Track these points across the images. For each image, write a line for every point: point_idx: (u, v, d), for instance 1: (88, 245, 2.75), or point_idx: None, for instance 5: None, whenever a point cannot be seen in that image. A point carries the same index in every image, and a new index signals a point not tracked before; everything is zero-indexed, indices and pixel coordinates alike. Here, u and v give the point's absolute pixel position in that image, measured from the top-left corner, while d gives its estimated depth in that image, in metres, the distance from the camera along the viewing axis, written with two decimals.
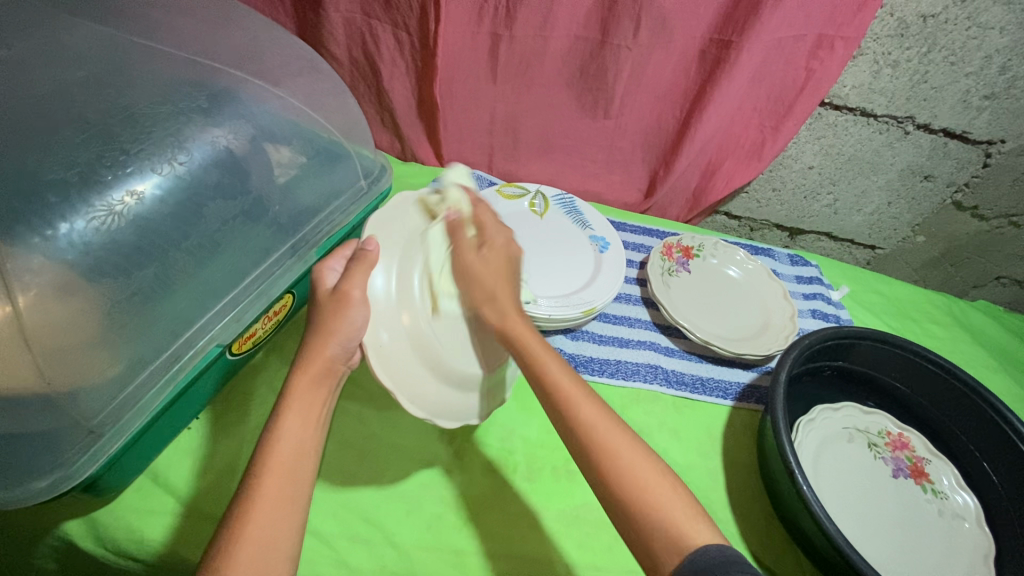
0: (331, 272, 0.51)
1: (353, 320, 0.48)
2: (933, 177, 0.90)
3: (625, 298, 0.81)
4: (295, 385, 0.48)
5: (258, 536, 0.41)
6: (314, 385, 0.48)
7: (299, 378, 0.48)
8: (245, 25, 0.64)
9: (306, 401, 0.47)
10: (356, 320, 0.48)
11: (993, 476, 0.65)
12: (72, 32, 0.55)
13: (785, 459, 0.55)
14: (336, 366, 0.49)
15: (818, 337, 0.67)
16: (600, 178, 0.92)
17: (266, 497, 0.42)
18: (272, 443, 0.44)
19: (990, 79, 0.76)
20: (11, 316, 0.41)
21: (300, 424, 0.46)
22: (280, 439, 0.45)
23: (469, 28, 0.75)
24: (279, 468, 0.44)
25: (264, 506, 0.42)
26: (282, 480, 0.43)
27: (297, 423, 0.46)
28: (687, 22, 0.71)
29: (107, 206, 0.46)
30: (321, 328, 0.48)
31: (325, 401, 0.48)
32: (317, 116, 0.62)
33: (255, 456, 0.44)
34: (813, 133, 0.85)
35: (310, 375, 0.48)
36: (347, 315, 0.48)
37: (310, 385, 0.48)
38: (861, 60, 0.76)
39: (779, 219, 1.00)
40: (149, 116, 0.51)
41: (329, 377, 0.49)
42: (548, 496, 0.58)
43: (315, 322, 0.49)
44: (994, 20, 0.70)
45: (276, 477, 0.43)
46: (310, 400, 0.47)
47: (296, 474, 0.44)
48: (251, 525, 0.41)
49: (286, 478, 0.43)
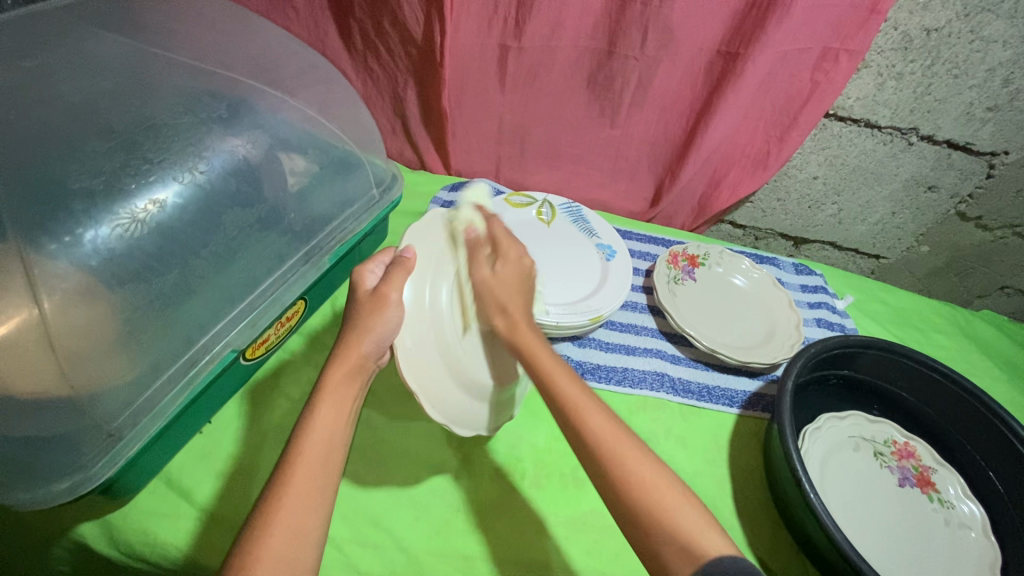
0: (369, 275, 0.53)
1: (387, 320, 0.50)
2: (937, 187, 0.90)
3: (632, 306, 0.82)
4: (327, 381, 0.48)
5: (286, 529, 0.41)
6: (346, 381, 0.49)
7: (332, 372, 0.49)
8: (261, 36, 0.65)
9: (339, 397, 0.48)
10: (389, 323, 0.50)
11: (999, 485, 0.65)
12: (95, 44, 0.56)
13: (791, 464, 0.56)
14: (368, 363, 0.51)
15: (824, 346, 0.67)
16: (606, 187, 0.93)
17: (295, 493, 0.42)
18: (304, 437, 0.45)
19: (993, 91, 0.77)
20: (35, 319, 0.42)
21: (330, 419, 0.47)
22: (311, 432, 0.45)
23: (479, 39, 0.76)
24: (310, 460, 0.44)
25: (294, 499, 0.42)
26: (311, 472, 0.43)
27: (326, 421, 0.46)
28: (694, 34, 0.72)
29: (130, 213, 0.48)
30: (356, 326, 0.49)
31: (354, 399, 0.49)
32: (331, 126, 0.64)
33: (286, 451, 0.45)
34: (818, 144, 0.86)
35: (343, 371, 0.49)
36: (382, 313, 0.50)
37: (342, 381, 0.49)
38: (865, 72, 0.77)
39: (784, 228, 1.00)
40: (169, 126, 0.53)
41: (360, 374, 0.50)
42: (555, 502, 0.58)
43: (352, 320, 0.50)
44: (997, 33, 0.72)
45: (296, 475, 0.43)
46: (341, 399, 0.48)
47: (316, 478, 0.43)
48: (281, 515, 0.41)
49: (315, 470, 0.44)
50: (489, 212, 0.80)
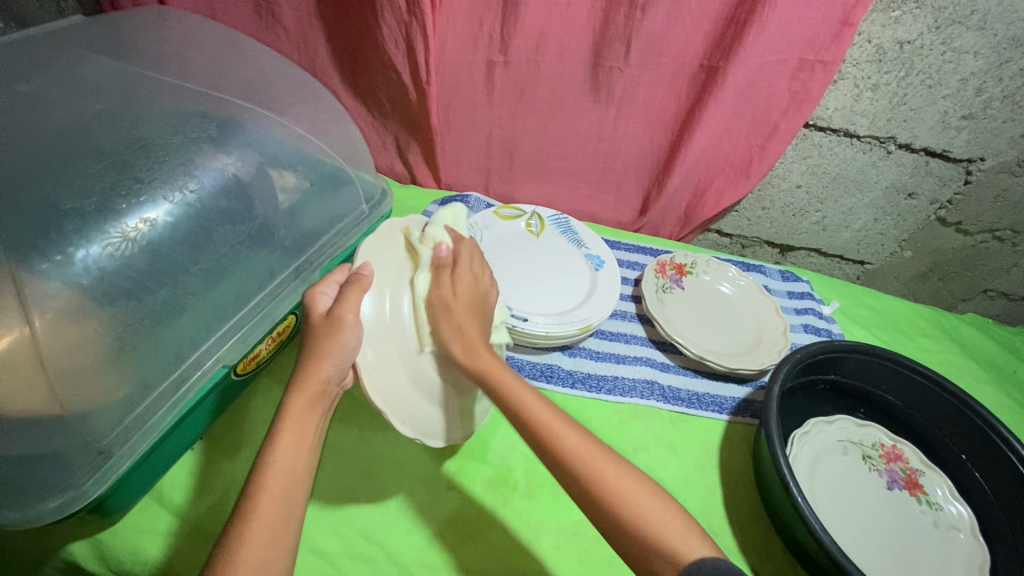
0: (323, 296, 0.52)
1: (346, 343, 0.49)
2: (917, 194, 0.92)
3: (621, 315, 0.83)
4: (288, 410, 0.49)
5: (257, 554, 0.41)
6: (307, 409, 0.49)
7: (293, 398, 0.49)
8: (252, 57, 0.67)
9: (301, 422, 0.48)
10: (349, 344, 0.49)
11: (986, 486, 0.66)
12: (88, 67, 0.57)
13: (779, 471, 0.57)
14: (330, 388, 0.50)
15: (809, 351, 0.68)
16: (594, 198, 0.95)
17: (269, 516, 0.43)
18: (267, 463, 0.46)
19: (966, 100, 0.79)
20: (26, 338, 0.42)
21: (292, 444, 0.47)
22: (273, 460, 0.46)
23: (467, 57, 0.78)
24: (277, 484, 0.45)
25: (265, 521, 0.43)
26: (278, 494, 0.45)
27: (288, 445, 0.47)
28: (675, 47, 0.74)
29: (120, 232, 0.48)
30: (313, 352, 0.49)
31: (317, 423, 0.49)
32: (320, 142, 0.65)
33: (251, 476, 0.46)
34: (799, 154, 0.88)
35: (304, 398, 0.49)
36: (337, 338, 0.49)
37: (303, 409, 0.49)
38: (842, 83, 0.79)
39: (770, 236, 1.02)
40: (161, 146, 0.54)
41: (321, 400, 0.50)
42: (546, 510, 0.58)
43: (310, 346, 0.49)
44: (967, 45, 0.74)
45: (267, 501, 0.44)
46: (304, 424, 0.48)
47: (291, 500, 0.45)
48: (250, 543, 0.42)
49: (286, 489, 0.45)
50: (478, 224, 0.81)
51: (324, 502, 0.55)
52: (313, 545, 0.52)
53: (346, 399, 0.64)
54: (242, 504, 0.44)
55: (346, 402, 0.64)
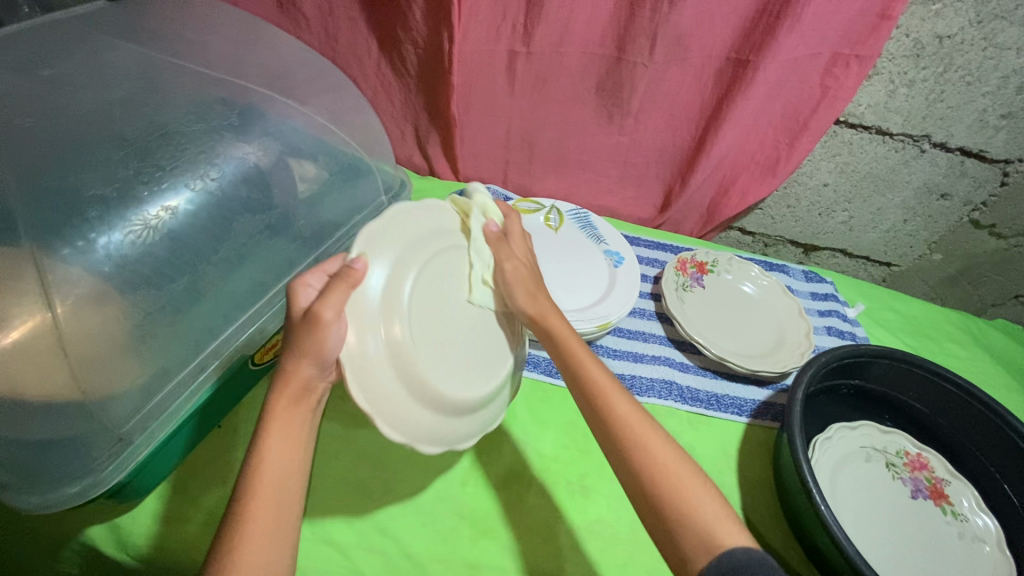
0: (307, 289, 0.46)
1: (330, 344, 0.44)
2: (949, 195, 0.89)
3: (639, 313, 0.81)
4: (272, 407, 0.46)
5: (249, 561, 0.41)
6: (293, 408, 0.47)
7: (275, 398, 0.46)
8: (273, 45, 0.66)
9: (287, 423, 0.46)
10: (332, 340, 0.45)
11: (1013, 498, 0.64)
12: (112, 52, 0.57)
13: (802, 476, 0.55)
14: (312, 384, 0.47)
15: (835, 355, 0.66)
16: (614, 193, 0.93)
17: (259, 520, 0.42)
18: (258, 462, 0.44)
19: (1007, 99, 0.76)
20: (49, 323, 0.42)
21: (279, 446, 0.45)
22: (264, 458, 0.45)
23: (488, 47, 0.76)
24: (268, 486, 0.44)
25: (256, 525, 0.42)
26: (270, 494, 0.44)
27: (277, 446, 0.45)
28: (702, 41, 0.72)
29: (143, 220, 0.48)
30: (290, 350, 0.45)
31: (305, 422, 0.47)
32: (340, 132, 0.64)
33: (241, 480, 0.44)
34: (828, 151, 0.86)
35: (287, 397, 0.47)
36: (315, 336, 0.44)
37: (288, 408, 0.46)
38: (877, 79, 0.77)
39: (794, 235, 1.00)
40: (183, 134, 0.53)
41: (306, 397, 0.48)
42: (562, 511, 0.58)
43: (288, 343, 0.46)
44: (1010, 41, 0.71)
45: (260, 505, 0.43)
46: (288, 427, 0.46)
47: (281, 499, 0.44)
48: (241, 548, 0.41)
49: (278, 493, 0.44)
50: None
51: (338, 493, 0.55)
52: (326, 536, 0.52)
53: None
54: (234, 508, 0.43)
55: None
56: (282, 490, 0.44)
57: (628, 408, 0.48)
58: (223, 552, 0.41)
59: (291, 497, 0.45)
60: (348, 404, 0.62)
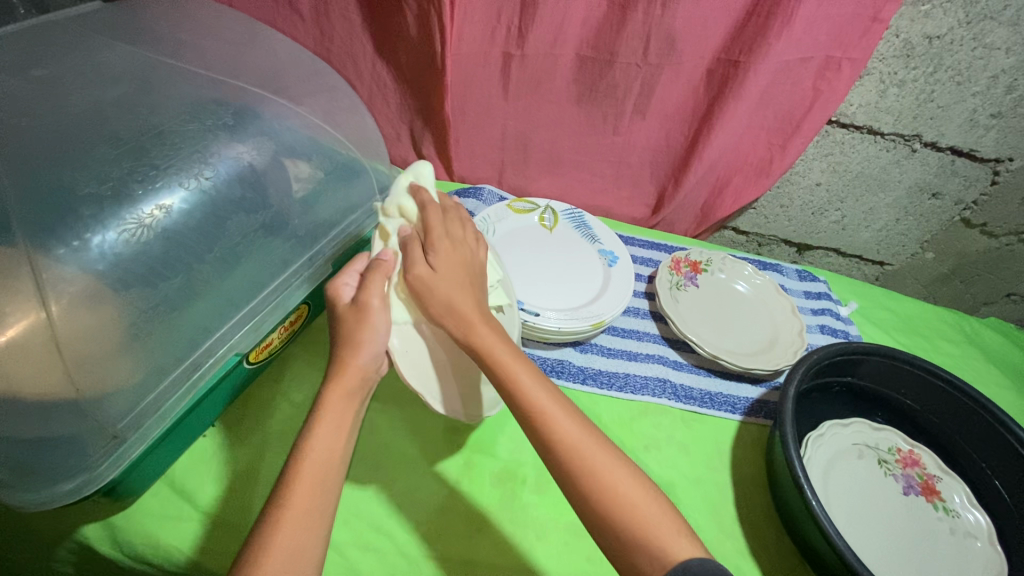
0: (344, 288, 0.53)
1: (375, 326, 0.51)
2: (941, 194, 0.90)
3: (634, 312, 0.82)
4: (326, 398, 0.48)
5: (290, 545, 0.41)
6: (346, 400, 0.49)
7: (331, 387, 0.49)
8: (267, 45, 0.66)
9: (338, 413, 0.48)
10: (377, 326, 0.51)
11: (1005, 494, 0.65)
12: (107, 53, 0.57)
13: (794, 474, 0.56)
14: (369, 378, 0.51)
15: (827, 352, 0.67)
16: (609, 193, 0.94)
17: (294, 502, 0.43)
18: (305, 449, 0.46)
19: (997, 98, 0.77)
20: (44, 321, 0.42)
21: (328, 433, 0.47)
22: (310, 446, 0.46)
23: (482, 48, 0.77)
24: (309, 472, 0.45)
25: (296, 510, 0.43)
26: (313, 481, 0.44)
27: (326, 433, 0.47)
28: (694, 41, 0.72)
29: (137, 218, 0.48)
30: (349, 339, 0.50)
31: (356, 413, 0.49)
32: (335, 132, 0.64)
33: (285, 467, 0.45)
34: (820, 151, 0.86)
35: (343, 388, 0.49)
36: (366, 321, 0.50)
37: (342, 398, 0.49)
38: (868, 79, 0.77)
39: (787, 235, 1.00)
40: (177, 134, 0.54)
41: (361, 390, 0.50)
42: (556, 508, 0.58)
43: (342, 335, 0.50)
44: (999, 41, 0.72)
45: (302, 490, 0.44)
46: (341, 415, 0.48)
47: (320, 487, 0.44)
48: (283, 531, 0.42)
49: (316, 481, 0.44)
50: (492, 217, 0.81)
51: None
52: None
53: None
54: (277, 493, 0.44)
55: None
56: (324, 476, 0.45)
57: (577, 431, 0.47)
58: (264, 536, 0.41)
59: (331, 484, 0.45)
60: None
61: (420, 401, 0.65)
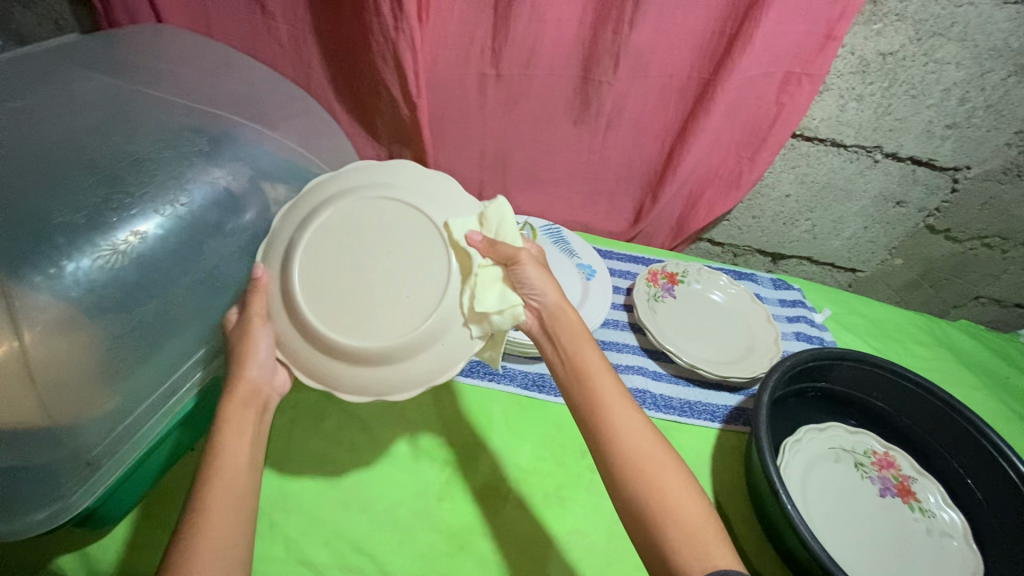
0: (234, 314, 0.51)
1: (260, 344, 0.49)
2: (905, 203, 0.93)
3: (613, 324, 0.83)
4: (223, 412, 0.47)
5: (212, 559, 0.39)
6: (243, 410, 0.48)
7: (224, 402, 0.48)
8: (245, 72, 0.68)
9: (237, 423, 0.47)
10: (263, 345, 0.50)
11: (978, 494, 0.66)
12: (83, 84, 0.58)
13: (769, 478, 0.57)
14: (264, 388, 0.50)
15: (799, 358, 0.68)
16: (586, 209, 0.96)
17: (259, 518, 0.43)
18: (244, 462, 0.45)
19: (950, 110, 0.81)
20: (16, 352, 0.42)
21: (233, 439, 0.46)
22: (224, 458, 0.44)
23: (458, 71, 0.79)
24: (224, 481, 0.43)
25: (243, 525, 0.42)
26: (229, 489, 0.43)
27: (233, 441, 0.46)
28: (662, 60, 0.75)
29: (112, 245, 0.49)
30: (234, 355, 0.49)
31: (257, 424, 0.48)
32: (312, 156, 0.66)
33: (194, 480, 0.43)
34: (788, 163, 0.89)
35: (238, 400, 0.48)
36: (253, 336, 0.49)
37: (238, 409, 0.48)
38: (827, 95, 0.81)
39: (761, 245, 1.03)
40: (153, 162, 0.55)
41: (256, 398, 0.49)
42: (540, 523, 0.58)
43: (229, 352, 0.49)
44: (949, 56, 0.75)
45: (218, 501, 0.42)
46: (240, 423, 0.47)
47: (245, 498, 0.44)
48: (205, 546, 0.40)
49: (232, 491, 0.43)
50: None
51: (314, 513, 0.55)
52: (301, 556, 0.52)
53: (338, 410, 0.64)
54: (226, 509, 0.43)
55: (339, 413, 0.64)
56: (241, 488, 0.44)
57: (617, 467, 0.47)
58: (201, 549, 0.40)
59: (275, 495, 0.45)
60: (326, 423, 0.63)
61: (401, 419, 0.65)
